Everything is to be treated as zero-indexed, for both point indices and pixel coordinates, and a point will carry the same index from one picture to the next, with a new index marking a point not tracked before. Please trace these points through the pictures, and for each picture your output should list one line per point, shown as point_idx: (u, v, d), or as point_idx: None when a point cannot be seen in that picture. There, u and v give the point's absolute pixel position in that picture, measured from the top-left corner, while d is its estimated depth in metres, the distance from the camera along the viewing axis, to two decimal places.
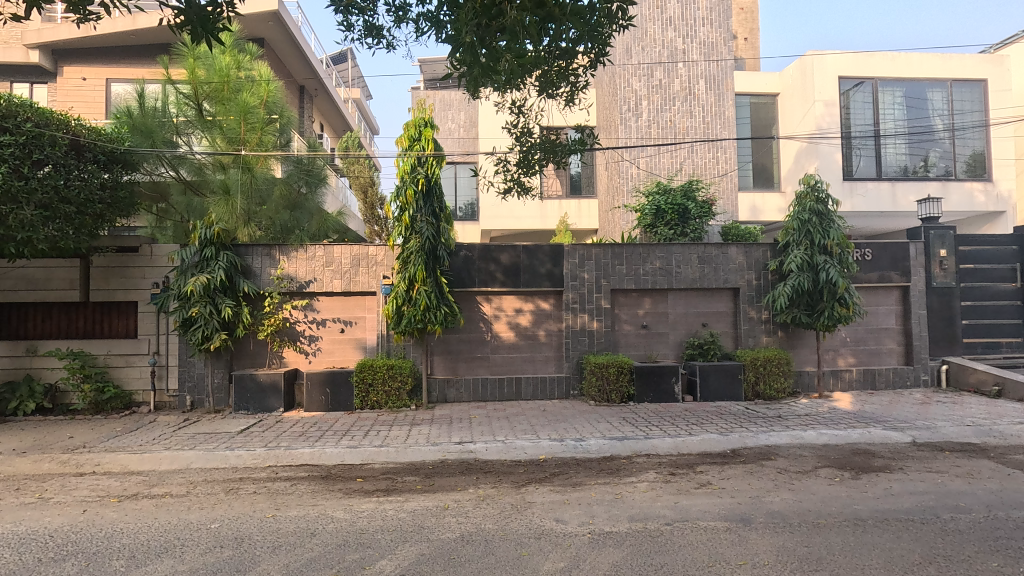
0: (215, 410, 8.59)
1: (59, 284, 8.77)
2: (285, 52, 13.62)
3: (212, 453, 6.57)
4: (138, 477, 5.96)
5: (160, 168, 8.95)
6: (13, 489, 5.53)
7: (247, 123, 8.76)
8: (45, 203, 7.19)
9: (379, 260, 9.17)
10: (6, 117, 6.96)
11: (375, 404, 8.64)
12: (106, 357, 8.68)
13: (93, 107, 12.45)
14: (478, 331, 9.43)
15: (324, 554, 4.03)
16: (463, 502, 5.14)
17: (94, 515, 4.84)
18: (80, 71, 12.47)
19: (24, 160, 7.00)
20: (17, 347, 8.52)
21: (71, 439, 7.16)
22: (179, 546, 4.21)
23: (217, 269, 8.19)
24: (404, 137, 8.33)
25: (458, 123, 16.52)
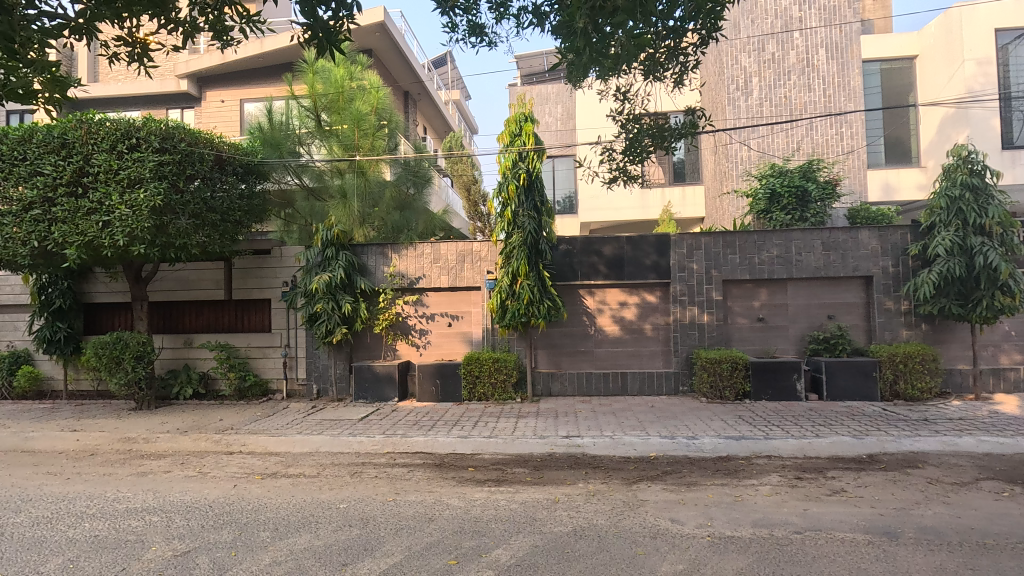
0: (338, 398, 9.27)
1: (208, 284, 9.92)
2: (390, 59, 14.32)
3: (337, 439, 7.10)
4: (276, 458, 6.58)
5: (286, 177, 9.72)
6: (180, 463, 6.35)
7: (360, 130, 9.36)
8: (197, 212, 8.15)
9: (483, 256, 9.38)
10: (165, 139, 7.91)
11: (482, 396, 8.87)
12: (247, 349, 9.68)
13: (230, 127, 13.93)
14: (581, 324, 9.34)
15: (442, 539, 4.20)
16: (574, 497, 5.11)
17: (243, 490, 5.43)
18: (219, 94, 14.03)
19: (180, 176, 7.96)
20: (178, 340, 9.79)
21: (221, 421, 8.08)
22: (315, 522, 4.59)
23: (337, 268, 8.83)
24: (505, 133, 8.44)
25: (555, 116, 16.37)
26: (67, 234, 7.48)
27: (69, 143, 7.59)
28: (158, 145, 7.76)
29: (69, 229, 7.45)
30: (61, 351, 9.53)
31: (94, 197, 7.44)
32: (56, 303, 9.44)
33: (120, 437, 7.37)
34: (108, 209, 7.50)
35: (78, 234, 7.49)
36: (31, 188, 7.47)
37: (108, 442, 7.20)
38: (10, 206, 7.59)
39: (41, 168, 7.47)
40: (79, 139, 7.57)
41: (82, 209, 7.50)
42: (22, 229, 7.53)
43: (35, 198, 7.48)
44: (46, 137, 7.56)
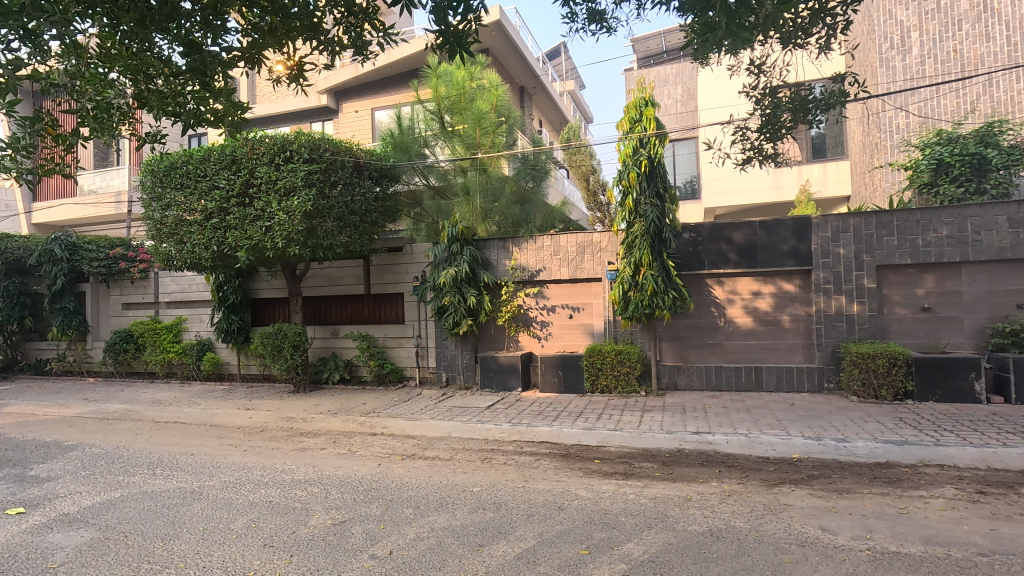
0: (465, 386, 9.71)
1: (350, 280, 10.88)
2: (507, 57, 14.63)
3: (467, 426, 7.45)
4: (413, 440, 7.07)
5: (415, 178, 10.33)
6: (333, 441, 7.08)
7: (482, 127, 9.70)
8: (340, 215, 8.96)
9: (603, 247, 9.26)
10: (313, 150, 8.78)
11: (605, 388, 8.78)
12: (384, 339, 10.48)
13: (363, 135, 15.11)
14: (709, 316, 8.87)
15: (573, 528, 4.24)
16: (708, 496, 4.88)
17: (387, 469, 5.91)
18: (354, 106, 15.30)
19: (327, 183, 8.80)
20: (326, 330, 10.86)
21: (364, 405, 8.85)
22: (452, 502, 4.87)
23: (462, 262, 9.23)
24: (625, 120, 8.23)
25: (675, 98, 15.64)
26: (238, 239, 8.61)
27: (238, 160, 8.71)
28: (308, 156, 8.63)
29: (240, 234, 8.58)
30: (235, 340, 11.04)
31: (259, 205, 8.49)
32: (230, 298, 10.94)
33: (283, 416, 8.37)
34: (269, 215, 8.52)
35: (247, 238, 8.58)
36: (210, 200, 8.70)
37: (274, 420, 8.22)
38: (195, 217, 8.91)
39: (218, 182, 8.66)
40: (245, 155, 8.66)
41: (249, 217, 8.59)
42: (205, 236, 8.80)
43: (214, 209, 8.70)
44: (220, 156, 8.76)
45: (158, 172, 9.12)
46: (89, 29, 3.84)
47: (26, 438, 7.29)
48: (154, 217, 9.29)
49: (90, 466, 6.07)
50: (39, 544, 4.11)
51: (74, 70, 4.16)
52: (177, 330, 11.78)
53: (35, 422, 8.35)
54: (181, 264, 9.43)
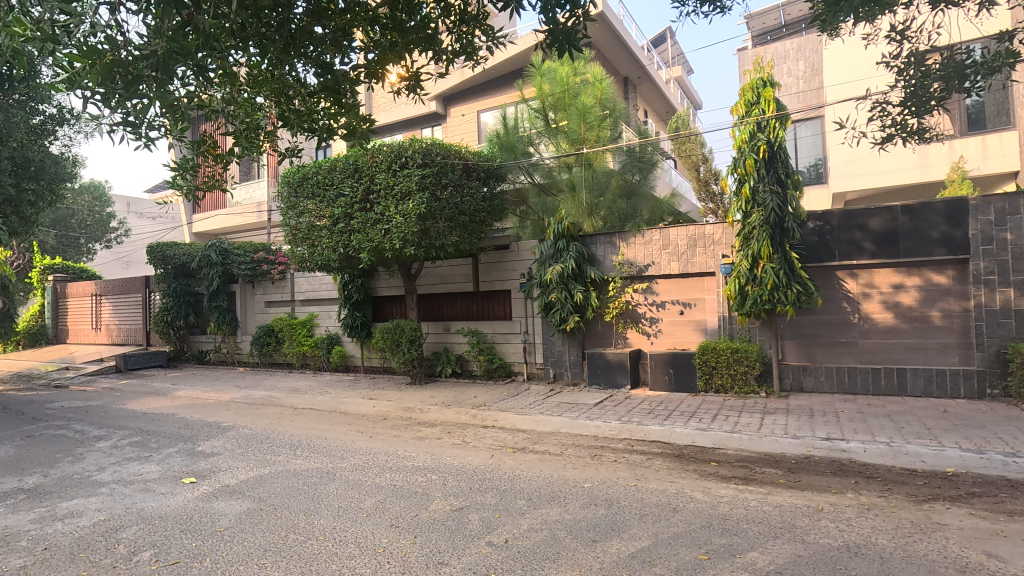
0: (573, 382, 9.71)
1: (460, 278, 11.32)
2: (611, 49, 14.42)
3: (576, 422, 7.45)
4: (523, 434, 7.21)
5: (520, 177, 10.55)
6: (448, 432, 7.43)
7: (586, 122, 9.65)
8: (451, 216, 9.35)
9: (717, 239, 8.77)
10: (426, 155, 9.24)
11: (721, 388, 8.35)
12: (493, 335, 10.77)
13: (468, 137, 15.65)
14: (840, 312, 8.11)
15: (690, 532, 4.09)
16: (843, 508, 4.47)
17: (499, 460, 6.09)
18: (461, 110, 15.91)
19: (438, 185, 9.22)
20: (439, 326, 11.40)
21: (475, 398, 9.19)
22: (563, 497, 4.90)
23: (568, 259, 9.24)
24: (741, 104, 7.77)
25: (797, 75, 14.45)
26: (361, 241, 9.30)
27: (360, 168, 9.43)
28: (421, 161, 9.10)
29: (362, 237, 9.27)
30: (359, 334, 11.95)
31: (378, 210, 9.12)
32: (354, 296, 11.86)
33: (403, 406, 8.93)
34: (387, 219, 9.11)
35: (368, 240, 9.24)
36: (337, 206, 9.49)
37: (395, 410, 8.79)
38: (324, 222, 9.76)
39: (343, 190, 9.43)
40: (366, 164, 9.34)
41: (370, 220, 9.25)
42: (333, 239, 9.62)
43: (340, 214, 9.47)
44: (344, 165, 9.53)
45: (293, 183, 10.13)
46: (242, 62, 4.36)
47: (194, 418, 8.46)
48: (290, 224, 10.31)
49: (244, 444, 6.91)
50: (208, 510, 4.76)
51: (230, 96, 4.74)
52: (310, 325, 13.00)
53: (200, 405, 9.66)
54: (312, 266, 10.36)
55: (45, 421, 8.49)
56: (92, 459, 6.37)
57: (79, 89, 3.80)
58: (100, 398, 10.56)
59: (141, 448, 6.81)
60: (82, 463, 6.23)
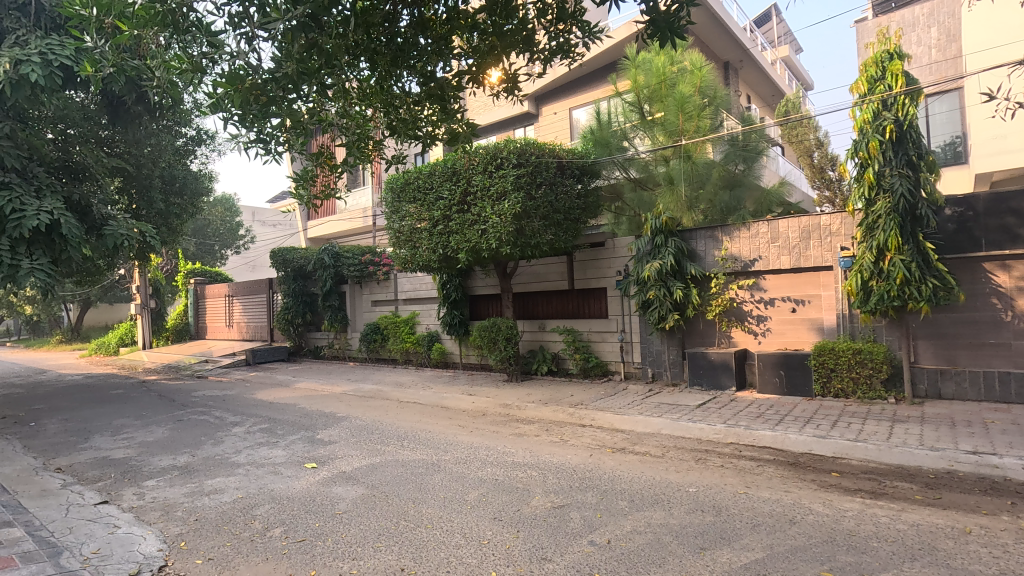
0: (673, 383, 9.36)
1: (555, 276, 11.34)
2: (711, 34, 13.78)
3: (678, 423, 7.19)
4: (622, 434, 7.09)
5: (615, 172, 10.31)
6: (546, 429, 7.47)
7: (685, 113, 9.22)
8: (546, 214, 9.38)
9: (835, 230, 8.07)
10: (522, 155, 9.34)
11: (841, 392, 7.67)
12: (588, 333, 10.68)
13: (561, 134, 15.62)
14: (988, 309, 7.14)
15: (811, 546, 3.79)
16: (996, 532, 3.92)
17: (599, 460, 6.03)
18: (553, 108, 15.95)
19: (533, 184, 9.27)
20: (535, 324, 11.50)
21: (572, 396, 9.16)
22: (667, 500, 4.74)
23: (667, 255, 8.91)
24: (862, 81, 7.14)
25: (928, 44, 12.94)
26: (460, 242, 9.60)
27: (458, 171, 9.75)
28: (516, 162, 9.21)
29: (461, 238, 9.57)
30: (457, 332, 12.36)
31: (475, 211, 9.36)
32: (452, 295, 12.29)
33: (501, 403, 9.13)
34: (484, 219, 9.32)
35: (466, 241, 9.52)
36: (436, 209, 9.87)
37: (493, 406, 9.01)
38: (425, 225, 10.21)
39: (442, 193, 9.80)
40: (464, 167, 9.64)
41: (468, 222, 9.52)
42: (433, 241, 10.03)
43: (439, 216, 9.85)
44: (443, 169, 9.91)
45: (396, 189, 10.68)
46: (354, 78, 4.63)
47: (312, 409, 9.20)
48: (393, 227, 10.89)
49: (356, 434, 7.41)
50: (328, 494, 5.15)
51: (344, 110, 4.99)
52: (413, 323, 13.66)
53: (317, 396, 10.50)
54: (414, 267, 10.86)
55: (191, 408, 9.64)
56: (230, 442, 7.14)
57: (222, 113, 4.23)
58: (235, 388, 11.80)
59: (270, 434, 7.52)
60: (223, 445, 7.00)
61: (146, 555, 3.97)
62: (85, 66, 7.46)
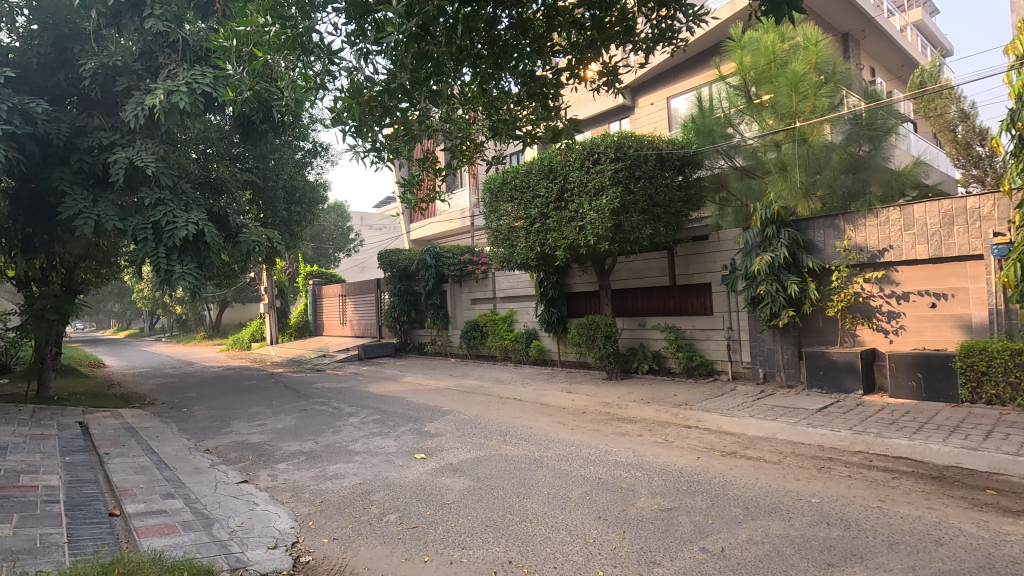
0: (788, 385, 8.71)
1: (655, 272, 10.99)
2: (827, 5, 12.70)
3: (795, 428, 6.68)
4: (732, 438, 6.71)
5: (719, 162, 9.78)
6: (649, 430, 7.26)
7: (800, 93, 8.54)
8: (645, 209, 9.11)
9: (985, 214, 7.07)
10: (620, 149, 9.12)
11: (995, 399, 6.72)
12: (692, 331, 10.24)
13: (660, 125, 15.22)
14: None
15: (964, 572, 3.35)
16: None
17: (707, 463, 5.75)
18: (649, 99, 15.52)
19: (632, 178, 9.03)
20: (634, 321, 11.23)
21: (675, 396, 8.84)
22: (786, 510, 4.42)
23: (780, 247, 8.30)
24: (1019, 41, 6.22)
25: None
26: (558, 240, 9.61)
27: (555, 169, 9.77)
28: (614, 156, 9.02)
29: (558, 235, 9.58)
30: (555, 330, 12.38)
31: (573, 208, 9.31)
32: (550, 293, 12.33)
33: (600, 401, 9.02)
34: (582, 216, 9.25)
35: (564, 239, 9.52)
36: (534, 207, 9.96)
37: (593, 404, 8.92)
38: (522, 223, 10.34)
39: (539, 191, 9.88)
40: (560, 164, 9.64)
41: (566, 219, 9.51)
42: (531, 239, 10.13)
43: (536, 214, 9.94)
44: (540, 167, 9.97)
45: (494, 189, 10.90)
46: (458, 86, 4.75)
47: (418, 402, 9.66)
48: (492, 226, 11.13)
49: (461, 428, 7.67)
50: (437, 484, 5.37)
51: (448, 116, 5.20)
52: (511, 320, 13.89)
53: (423, 390, 11.00)
54: (512, 266, 11.03)
55: (312, 399, 10.51)
56: (348, 431, 7.69)
57: (340, 125, 4.54)
58: (349, 381, 12.68)
59: (382, 425, 8.00)
60: (341, 434, 7.55)
61: (281, 531, 4.38)
62: (222, 91, 8.35)
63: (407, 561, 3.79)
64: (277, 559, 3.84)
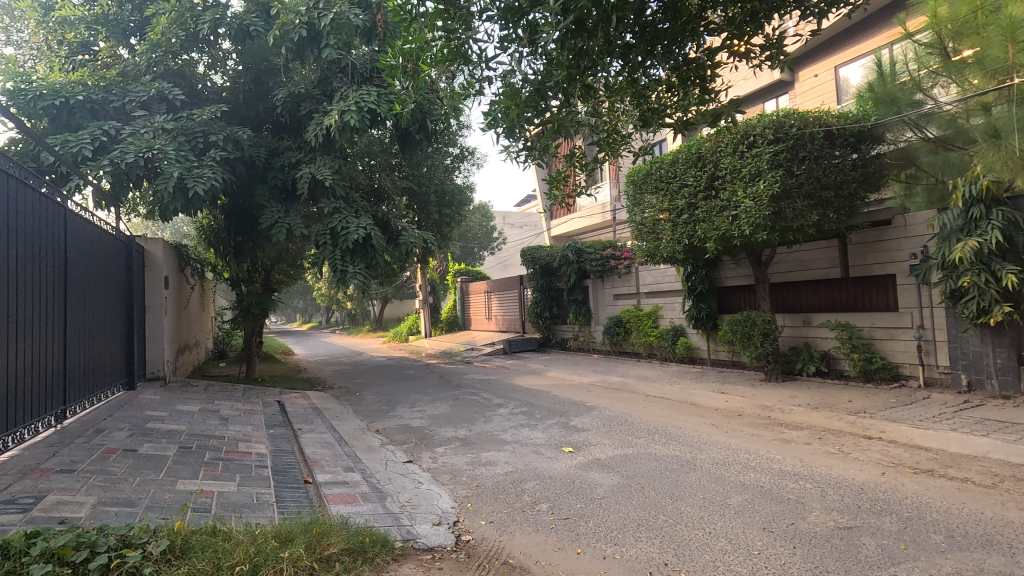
0: (1002, 395, 7.26)
1: (823, 263, 9.90)
2: None
3: (1015, 447, 5.55)
4: (926, 453, 5.79)
5: (906, 133, 8.08)
6: (819, 438, 6.55)
7: (1018, 43, 6.21)
8: (812, 192, 8.22)
9: None
10: (778, 129, 8.36)
11: None
12: (871, 330, 9.02)
13: (828, 97, 13.61)
14: None
15: None
16: None
17: (895, 480, 5.02)
18: (812, 70, 14.02)
19: (794, 160, 8.22)
20: (797, 318, 10.23)
21: (850, 402, 7.87)
22: (1006, 544, 3.69)
23: (990, 230, 6.96)
24: None
25: None
26: (708, 231, 9.08)
27: (704, 156, 9.27)
28: (773, 137, 8.29)
29: (708, 226, 9.04)
30: (705, 326, 11.74)
31: (725, 195, 8.74)
32: (698, 288, 11.70)
33: (759, 404, 8.34)
34: (735, 204, 8.62)
35: (714, 229, 8.97)
36: (681, 197, 9.55)
37: (750, 406, 8.28)
38: (668, 215, 9.97)
39: (686, 180, 9.45)
40: (710, 150, 9.14)
41: (717, 208, 8.96)
42: (677, 231, 9.71)
43: (684, 205, 9.51)
44: (687, 155, 9.52)
45: (636, 181, 10.67)
46: (607, 78, 4.70)
47: (563, 397, 9.78)
48: (634, 220, 10.91)
49: (607, 424, 7.60)
50: (586, 479, 5.38)
51: (595, 110, 5.17)
52: (655, 316, 13.45)
53: (567, 385, 11.10)
54: (658, 259, 10.68)
55: (464, 389, 11.18)
56: (498, 421, 8.04)
57: (495, 128, 4.75)
58: (496, 374, 13.25)
59: (529, 417, 8.25)
60: (492, 423, 7.92)
61: (443, 509, 4.72)
62: (385, 107, 9.21)
63: (560, 551, 3.85)
64: (442, 535, 4.14)
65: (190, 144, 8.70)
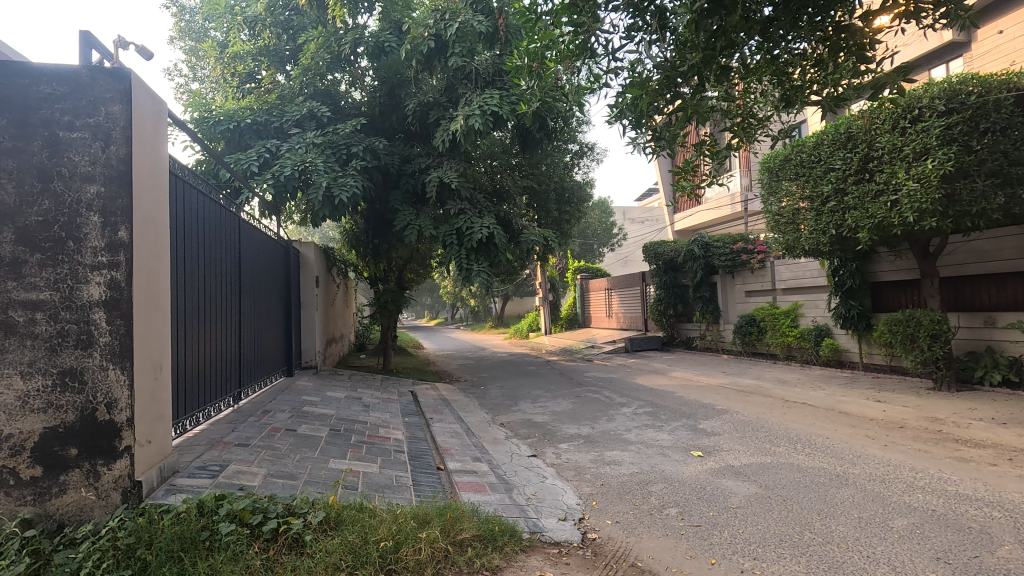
0: None
1: (1010, 254, 8.41)
2: None
3: None
4: None
5: None
6: (1008, 459, 5.54)
7: None
8: (996, 169, 6.97)
9: None
10: (952, 98, 7.18)
11: None
12: None
13: (1016, 57, 11.53)
14: None
15: None
16: None
17: None
18: (996, 26, 11.95)
19: (972, 134, 7.02)
20: (976, 318, 8.78)
21: None
22: None
23: None
24: None
25: None
26: (860, 219, 8.14)
27: (854, 136, 8.32)
28: (944, 108, 7.16)
29: (861, 215, 8.10)
30: (855, 326, 10.50)
31: (882, 178, 7.77)
32: (847, 283, 10.51)
33: (927, 416, 7.27)
34: (895, 187, 7.61)
35: (869, 217, 8.01)
36: (827, 183, 8.70)
37: (915, 418, 7.26)
38: (812, 203, 9.10)
39: (833, 164, 8.58)
40: (862, 129, 8.17)
41: (871, 193, 7.99)
42: (823, 221, 8.85)
43: (830, 191, 8.64)
44: (835, 136, 8.61)
45: (774, 168, 9.92)
46: (742, 57, 4.36)
47: (690, 398, 9.34)
48: (771, 210, 10.16)
49: (740, 429, 7.12)
50: (719, 486, 5.07)
51: (726, 96, 4.85)
52: (794, 315, 12.34)
53: (694, 386, 10.56)
54: (798, 253, 9.77)
55: (585, 386, 11.12)
56: (621, 421, 7.89)
57: (622, 120, 4.69)
58: (618, 372, 13.02)
59: (654, 418, 7.99)
60: (615, 423, 7.78)
61: (569, 505, 4.73)
62: (506, 109, 9.40)
63: (692, 559, 3.67)
64: (568, 531, 4.14)
65: (335, 156, 9.59)
